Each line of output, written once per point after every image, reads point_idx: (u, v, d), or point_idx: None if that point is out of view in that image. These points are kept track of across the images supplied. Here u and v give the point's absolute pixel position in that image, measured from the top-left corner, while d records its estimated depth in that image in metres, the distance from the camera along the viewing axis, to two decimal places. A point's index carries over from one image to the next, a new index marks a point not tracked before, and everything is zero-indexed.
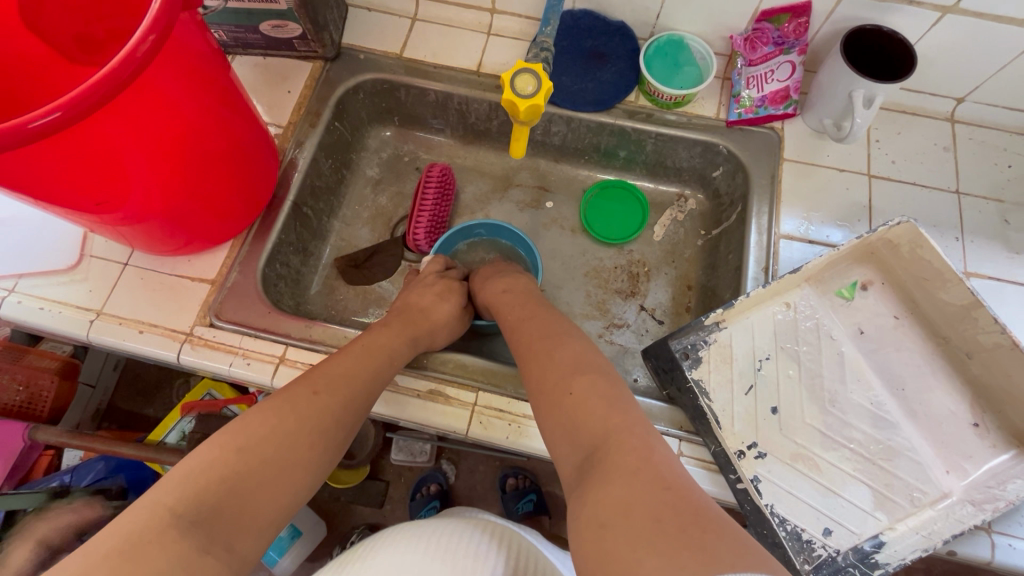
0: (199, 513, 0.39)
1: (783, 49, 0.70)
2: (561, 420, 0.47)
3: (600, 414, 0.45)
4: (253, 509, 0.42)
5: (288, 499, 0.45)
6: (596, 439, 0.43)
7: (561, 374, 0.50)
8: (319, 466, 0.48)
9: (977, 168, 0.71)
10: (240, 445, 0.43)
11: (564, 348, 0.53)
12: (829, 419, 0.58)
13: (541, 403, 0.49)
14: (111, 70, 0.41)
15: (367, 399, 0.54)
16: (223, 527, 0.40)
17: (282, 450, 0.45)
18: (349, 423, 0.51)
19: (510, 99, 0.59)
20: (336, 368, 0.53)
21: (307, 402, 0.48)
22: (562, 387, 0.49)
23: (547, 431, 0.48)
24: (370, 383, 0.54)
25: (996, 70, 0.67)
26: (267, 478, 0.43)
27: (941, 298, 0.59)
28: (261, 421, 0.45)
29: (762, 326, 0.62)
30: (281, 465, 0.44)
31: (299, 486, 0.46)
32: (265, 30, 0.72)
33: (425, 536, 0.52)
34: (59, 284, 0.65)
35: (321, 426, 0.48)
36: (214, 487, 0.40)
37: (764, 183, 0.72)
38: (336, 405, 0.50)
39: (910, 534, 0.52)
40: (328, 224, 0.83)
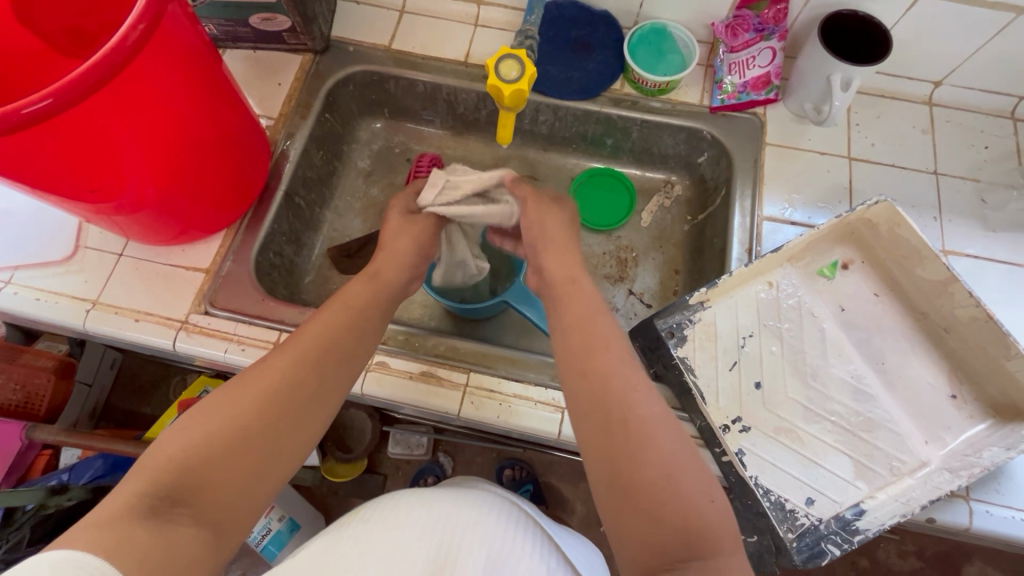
0: (169, 490, 0.39)
1: (763, 35, 0.72)
2: (660, 504, 0.40)
3: (709, 508, 0.40)
4: (213, 483, 0.41)
5: (258, 474, 0.43)
6: (700, 537, 0.39)
7: (666, 445, 0.42)
8: (292, 439, 0.45)
9: (954, 150, 0.73)
10: (186, 424, 0.42)
11: (618, 380, 0.45)
12: (811, 392, 0.60)
13: (637, 476, 0.41)
14: (101, 57, 0.43)
15: (343, 367, 0.50)
16: (188, 501, 0.39)
17: (235, 422, 0.43)
18: (324, 393, 0.48)
19: (494, 84, 0.61)
20: (305, 334, 0.49)
21: (263, 371, 0.46)
22: (669, 462, 0.41)
23: (623, 506, 0.41)
24: (346, 348, 0.51)
25: (970, 53, 0.69)
26: (219, 449, 0.42)
27: (919, 274, 0.60)
28: (215, 396, 0.45)
29: (745, 304, 0.63)
30: (240, 441, 0.43)
31: (269, 460, 0.44)
32: (255, 23, 0.73)
33: (412, 505, 0.53)
34: (55, 276, 0.66)
35: (275, 392, 0.45)
36: (168, 474, 0.40)
37: (747, 167, 0.73)
38: (300, 372, 0.47)
39: (889, 502, 0.54)
40: (320, 215, 0.84)
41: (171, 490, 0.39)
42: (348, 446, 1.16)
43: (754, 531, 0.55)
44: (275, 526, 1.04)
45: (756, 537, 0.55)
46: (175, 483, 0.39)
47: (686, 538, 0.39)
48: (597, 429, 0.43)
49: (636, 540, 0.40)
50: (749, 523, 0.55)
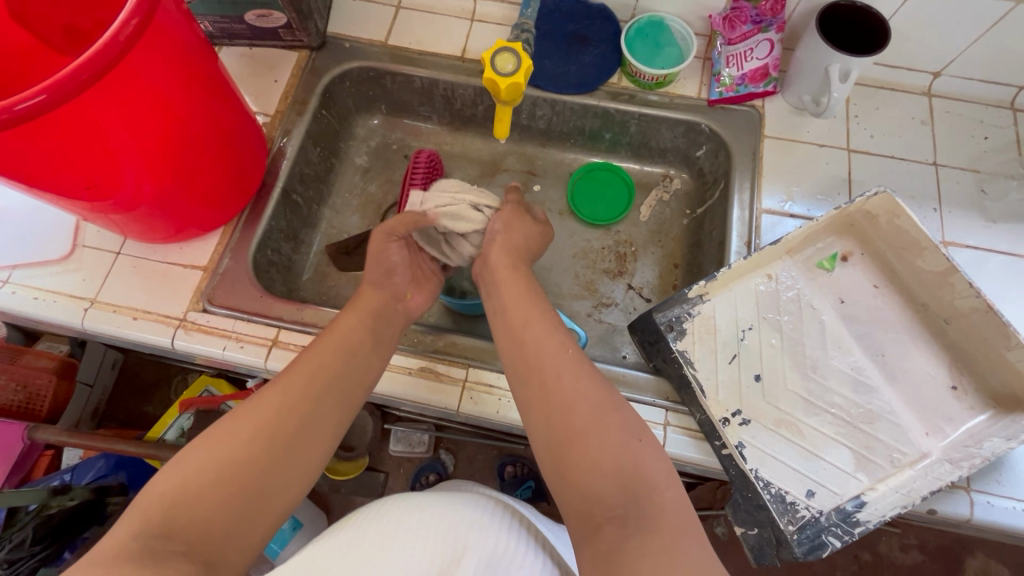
0: (161, 525, 0.39)
1: (761, 27, 0.71)
2: (593, 454, 0.45)
3: (636, 447, 0.45)
4: (205, 518, 0.40)
5: (251, 513, 0.43)
6: (634, 478, 0.43)
7: (591, 399, 0.48)
8: (287, 479, 0.45)
9: (954, 141, 0.73)
10: (179, 461, 0.42)
11: (562, 362, 0.50)
12: (811, 385, 0.60)
13: (571, 435, 0.46)
14: (94, 53, 0.43)
15: (338, 402, 0.50)
16: (180, 535, 0.39)
17: (229, 458, 0.43)
18: (319, 430, 0.48)
19: (491, 78, 0.61)
20: (300, 369, 0.50)
21: (258, 407, 0.46)
22: (595, 416, 0.46)
23: (567, 465, 0.45)
24: (341, 382, 0.51)
25: (969, 43, 0.69)
26: (212, 486, 0.42)
27: (918, 265, 0.60)
28: (208, 433, 0.45)
29: (744, 297, 0.63)
30: (233, 478, 0.42)
31: (262, 499, 0.44)
32: (251, 19, 0.73)
33: (402, 509, 0.53)
34: (53, 275, 0.66)
35: (270, 429, 0.45)
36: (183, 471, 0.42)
37: (746, 160, 0.73)
38: (295, 409, 0.47)
39: (890, 494, 0.54)
40: (318, 213, 0.84)
41: (165, 524, 0.39)
42: (349, 444, 1.15)
43: (754, 524, 0.55)
44: None
45: (756, 530, 0.55)
46: (168, 518, 0.39)
47: (621, 481, 0.43)
48: (533, 398, 0.49)
49: (583, 496, 0.44)
50: (749, 516, 0.55)
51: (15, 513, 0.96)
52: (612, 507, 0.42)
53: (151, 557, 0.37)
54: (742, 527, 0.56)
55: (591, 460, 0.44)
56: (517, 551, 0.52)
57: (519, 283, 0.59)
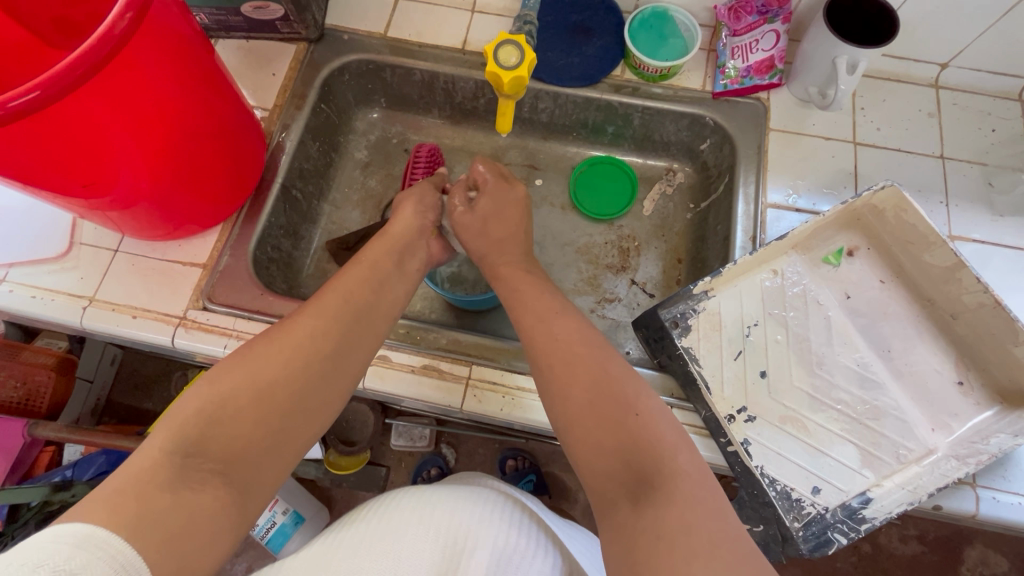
0: (193, 443, 0.40)
1: (767, 18, 0.70)
2: (598, 432, 0.45)
3: (633, 418, 0.45)
4: (238, 435, 0.42)
5: (285, 432, 0.44)
6: (639, 453, 0.43)
7: (593, 374, 0.48)
8: (319, 401, 0.47)
9: (961, 134, 0.72)
10: (213, 380, 0.44)
11: (565, 336, 0.51)
12: (816, 381, 0.59)
13: (577, 414, 0.46)
14: (89, 47, 0.42)
15: (365, 330, 0.52)
16: (213, 455, 0.41)
17: (261, 375, 0.44)
18: (349, 355, 0.49)
19: (493, 72, 0.60)
20: (329, 297, 0.51)
21: (290, 332, 0.48)
22: (594, 389, 0.47)
23: (578, 441, 0.46)
24: (366, 310, 0.52)
25: (978, 34, 0.68)
26: (248, 403, 0.43)
27: (926, 260, 0.59)
28: (239, 354, 0.46)
29: (749, 293, 0.63)
30: (237, 433, 0.42)
31: (294, 419, 0.45)
32: (247, 11, 0.71)
33: (405, 506, 0.53)
34: (50, 273, 0.65)
35: (303, 350, 0.47)
36: (187, 426, 0.41)
37: (751, 153, 0.72)
38: (326, 334, 0.49)
39: (895, 490, 0.54)
40: (318, 208, 0.83)
41: (195, 442, 0.40)
42: (351, 439, 1.15)
43: (760, 521, 0.55)
44: (280, 519, 1.06)
45: (761, 526, 0.55)
46: (200, 435, 0.41)
47: (628, 460, 0.43)
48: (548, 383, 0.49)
49: (601, 474, 0.44)
50: (755, 512, 0.55)
51: (17, 509, 0.97)
52: (622, 483, 0.42)
53: (182, 484, 0.38)
54: (747, 523, 0.56)
55: (604, 437, 0.44)
56: (513, 541, 0.51)
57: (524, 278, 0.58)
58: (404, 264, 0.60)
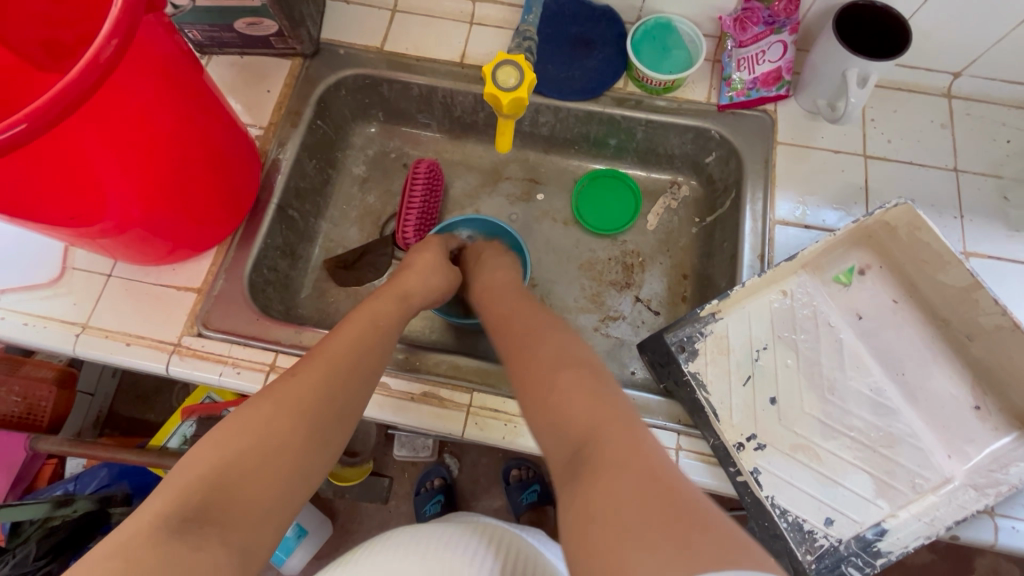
0: (195, 510, 0.37)
1: (774, 28, 0.67)
2: (551, 419, 0.44)
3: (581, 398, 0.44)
4: (244, 503, 0.39)
5: (286, 494, 0.41)
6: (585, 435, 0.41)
7: (548, 363, 0.48)
8: (319, 460, 0.45)
9: (975, 144, 0.70)
10: (219, 436, 0.41)
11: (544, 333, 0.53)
12: (828, 407, 0.57)
13: (533, 404, 0.46)
14: (73, 77, 0.39)
15: (363, 383, 0.50)
16: (217, 520, 0.37)
17: (269, 437, 0.42)
18: (346, 413, 0.48)
19: (492, 93, 0.58)
20: (332, 352, 0.49)
21: (294, 384, 0.46)
22: (545, 378, 0.47)
23: (539, 429, 0.45)
24: (368, 366, 0.51)
25: (992, 43, 0.66)
26: (252, 465, 0.40)
27: (941, 280, 0.58)
28: (243, 411, 0.43)
29: (758, 314, 0.61)
30: (241, 498, 0.39)
31: (296, 485, 0.42)
32: (240, 28, 0.70)
33: (399, 544, 0.52)
34: (42, 298, 0.64)
35: (308, 414, 0.44)
36: (192, 491, 0.37)
37: (758, 168, 0.70)
38: (331, 397, 0.47)
39: (912, 521, 0.52)
40: (315, 226, 0.81)
41: (196, 507, 0.37)
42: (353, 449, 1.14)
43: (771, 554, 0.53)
44: None
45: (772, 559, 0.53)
46: (206, 501, 0.37)
47: (575, 441, 0.41)
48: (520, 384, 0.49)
49: (557, 460, 0.42)
50: (766, 545, 0.53)
51: (19, 525, 0.92)
52: (565, 463, 0.41)
53: (180, 541, 0.35)
54: None
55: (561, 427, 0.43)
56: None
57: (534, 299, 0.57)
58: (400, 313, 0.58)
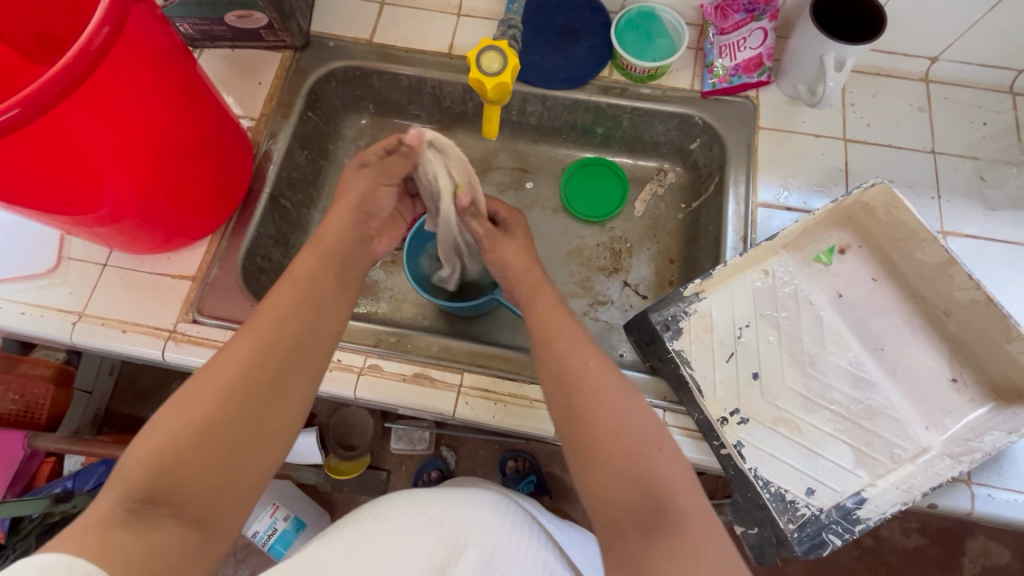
0: (148, 491, 0.38)
1: (754, 16, 0.70)
2: (618, 472, 0.42)
3: (655, 454, 0.42)
4: (192, 482, 0.40)
5: (232, 471, 0.41)
6: (653, 485, 0.41)
7: (612, 406, 0.45)
8: (268, 434, 0.44)
9: (953, 127, 0.71)
10: (154, 424, 0.41)
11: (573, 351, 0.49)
12: (809, 382, 0.59)
13: (595, 450, 0.43)
14: (64, 64, 0.41)
15: (309, 351, 0.48)
16: (168, 499, 0.39)
17: (204, 416, 0.41)
18: (292, 384, 0.46)
19: (476, 78, 0.60)
20: (266, 322, 0.47)
21: (225, 360, 0.44)
22: (618, 427, 0.44)
23: (588, 475, 0.43)
24: (310, 330, 0.49)
25: (966, 28, 0.67)
26: (185, 447, 0.40)
27: (918, 257, 0.59)
28: (181, 392, 0.43)
29: (740, 293, 0.62)
30: (187, 479, 0.39)
31: (246, 458, 0.42)
32: (231, 21, 0.71)
33: (399, 514, 0.52)
34: (38, 288, 0.65)
35: (242, 387, 0.43)
36: (139, 479, 0.38)
37: (741, 152, 0.72)
38: (266, 366, 0.45)
39: (890, 490, 0.53)
40: (308, 216, 0.82)
41: (147, 490, 0.38)
42: (351, 443, 1.18)
43: (754, 523, 0.55)
44: (281, 525, 1.07)
45: (756, 529, 0.54)
46: (153, 485, 0.38)
47: (652, 497, 0.40)
48: (571, 421, 0.45)
49: (602, 499, 0.42)
50: (749, 515, 0.55)
51: (18, 520, 0.96)
52: (629, 514, 0.40)
53: (137, 522, 0.37)
54: (742, 526, 0.55)
55: (621, 473, 0.42)
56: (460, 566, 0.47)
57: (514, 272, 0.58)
58: (345, 274, 0.55)
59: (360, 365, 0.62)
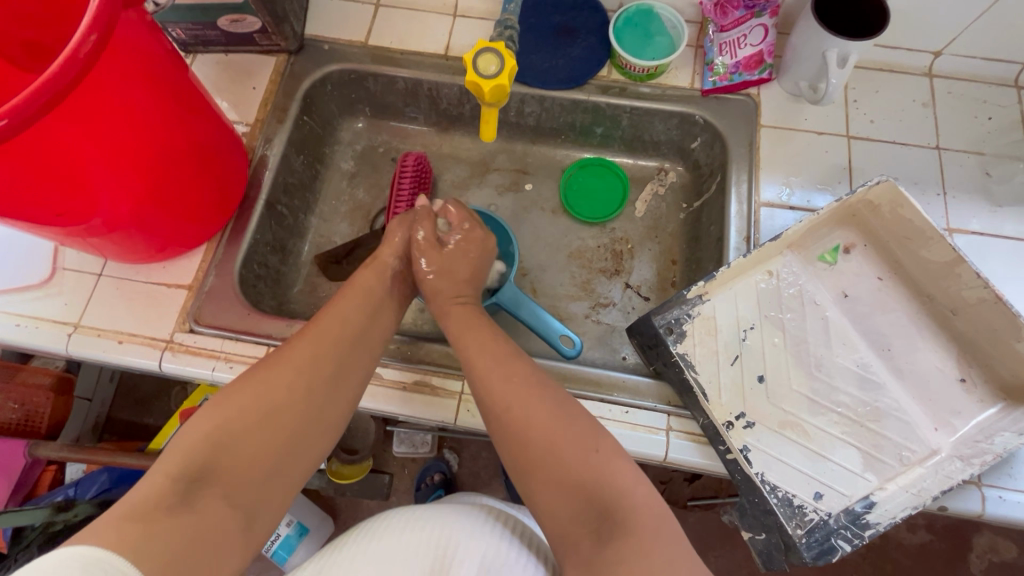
0: (201, 470, 0.42)
1: (754, 12, 0.68)
2: (564, 488, 0.47)
3: (594, 461, 0.47)
4: (242, 466, 0.44)
5: (277, 462, 0.46)
6: (601, 491, 0.46)
7: (543, 425, 0.49)
8: (311, 438, 0.49)
9: (957, 122, 0.70)
10: (216, 405, 0.46)
11: (499, 366, 0.53)
12: (816, 384, 0.58)
13: (535, 471, 0.48)
14: (51, 73, 0.39)
15: (362, 353, 0.54)
16: (220, 479, 0.43)
17: (266, 403, 0.47)
18: (344, 381, 0.52)
19: (473, 80, 0.59)
20: (325, 323, 0.53)
21: (288, 358, 0.50)
22: (553, 445, 0.48)
23: (535, 494, 0.48)
24: (362, 333, 0.55)
25: (969, 22, 0.66)
26: (241, 431, 0.45)
27: (924, 255, 0.58)
28: (243, 378, 0.48)
29: (744, 295, 0.62)
30: (241, 458, 0.44)
31: (297, 447, 0.47)
32: (224, 25, 0.70)
33: (398, 528, 0.51)
34: (33, 300, 0.64)
35: (305, 379, 0.49)
36: (194, 458, 0.42)
37: (742, 151, 0.71)
38: (325, 362, 0.51)
39: (899, 493, 0.52)
40: (305, 222, 0.81)
41: (198, 469, 0.42)
42: (352, 447, 1.16)
43: (761, 528, 0.54)
44: (284, 531, 1.05)
45: (763, 534, 0.53)
46: (207, 464, 0.43)
47: (596, 504, 0.46)
48: (508, 444, 0.50)
49: (558, 513, 0.46)
50: (758, 520, 0.54)
51: (21, 531, 0.95)
52: (585, 521, 0.46)
53: (186, 501, 0.40)
54: (750, 531, 0.54)
55: (574, 487, 0.46)
56: None
57: (461, 312, 0.61)
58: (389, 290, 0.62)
59: None
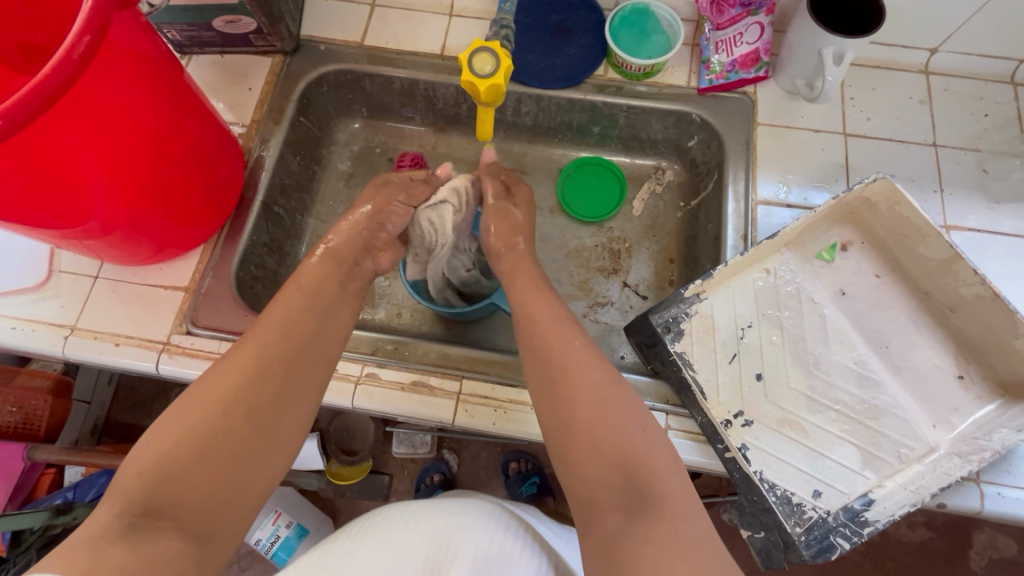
0: (144, 503, 0.41)
1: (750, 10, 0.68)
2: (604, 460, 0.45)
3: (639, 438, 0.46)
4: (189, 491, 0.42)
5: (235, 478, 0.44)
6: (638, 467, 0.45)
7: (591, 397, 0.48)
8: (264, 450, 0.47)
9: (953, 119, 0.70)
10: (152, 435, 0.44)
11: (554, 335, 0.53)
12: (814, 382, 0.58)
13: (578, 445, 0.47)
14: (44, 76, 0.39)
15: (312, 355, 0.52)
16: (171, 507, 0.41)
17: (206, 424, 0.44)
18: (294, 388, 0.50)
19: (468, 80, 0.58)
20: (266, 331, 0.51)
21: (226, 374, 0.47)
22: (597, 416, 0.47)
23: (571, 467, 0.47)
24: (309, 336, 0.52)
25: (965, 19, 0.66)
26: (186, 457, 0.43)
27: (921, 253, 0.58)
28: (182, 400, 0.46)
29: (741, 293, 0.61)
30: (186, 482, 0.42)
31: (249, 461, 0.46)
32: (219, 26, 0.70)
33: (393, 524, 0.51)
34: (29, 302, 0.64)
35: (246, 393, 0.47)
36: (135, 492, 0.41)
37: (739, 149, 0.71)
38: (270, 372, 0.48)
39: (898, 491, 0.52)
40: (302, 223, 0.81)
41: (147, 502, 0.41)
42: (352, 448, 1.18)
43: (761, 527, 0.54)
44: (283, 532, 1.06)
45: (762, 533, 0.53)
46: (150, 495, 0.41)
47: (632, 479, 0.44)
48: (553, 408, 0.49)
49: (594, 484, 0.45)
50: (756, 519, 0.54)
51: (19, 533, 0.94)
52: (620, 495, 0.44)
53: (136, 536, 0.39)
54: (748, 530, 0.54)
55: (613, 461, 0.45)
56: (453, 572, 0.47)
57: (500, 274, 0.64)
58: (347, 288, 0.59)
59: (358, 374, 0.62)
